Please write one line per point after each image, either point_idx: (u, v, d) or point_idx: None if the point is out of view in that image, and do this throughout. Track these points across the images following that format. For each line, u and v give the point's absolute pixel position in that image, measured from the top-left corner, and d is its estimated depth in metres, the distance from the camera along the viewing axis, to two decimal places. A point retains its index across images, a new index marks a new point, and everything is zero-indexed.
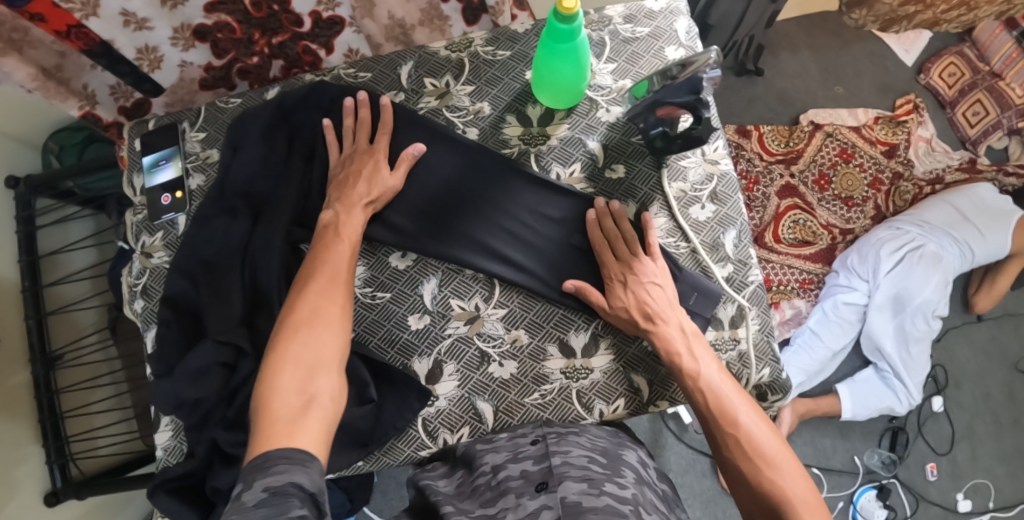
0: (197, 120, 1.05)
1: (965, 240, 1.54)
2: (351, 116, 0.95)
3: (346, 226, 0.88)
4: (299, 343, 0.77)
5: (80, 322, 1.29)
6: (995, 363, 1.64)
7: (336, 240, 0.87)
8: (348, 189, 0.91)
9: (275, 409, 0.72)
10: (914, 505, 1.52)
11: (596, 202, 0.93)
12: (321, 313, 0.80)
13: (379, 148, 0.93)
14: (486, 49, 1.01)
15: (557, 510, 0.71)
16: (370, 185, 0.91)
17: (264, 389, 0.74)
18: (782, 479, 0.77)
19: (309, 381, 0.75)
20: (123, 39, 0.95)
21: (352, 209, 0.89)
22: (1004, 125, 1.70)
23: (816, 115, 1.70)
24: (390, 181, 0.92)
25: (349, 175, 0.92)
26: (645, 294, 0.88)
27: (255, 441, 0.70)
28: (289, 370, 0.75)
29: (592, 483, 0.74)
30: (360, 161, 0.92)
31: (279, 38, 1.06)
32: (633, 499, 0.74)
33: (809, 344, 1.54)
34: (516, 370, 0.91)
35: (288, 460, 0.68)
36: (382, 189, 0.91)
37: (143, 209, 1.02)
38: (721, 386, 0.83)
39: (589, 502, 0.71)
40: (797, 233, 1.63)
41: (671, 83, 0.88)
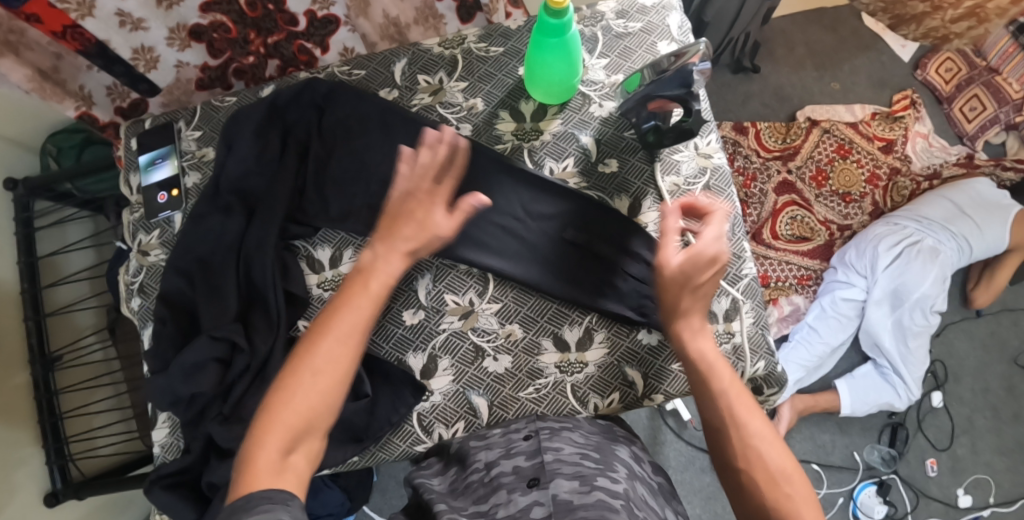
0: (193, 119, 1.05)
1: (962, 235, 1.54)
2: (429, 150, 0.87)
3: (375, 276, 0.83)
4: (292, 406, 0.74)
5: (79, 323, 1.29)
6: (994, 357, 1.64)
7: (359, 290, 0.82)
8: (395, 228, 0.85)
9: (258, 466, 0.70)
10: (914, 500, 1.52)
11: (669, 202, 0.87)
12: (325, 377, 0.76)
13: (442, 190, 0.86)
14: (478, 45, 1.01)
15: (548, 508, 0.70)
16: (419, 231, 0.85)
17: (250, 448, 0.72)
18: (797, 495, 0.74)
19: (292, 449, 0.73)
20: (118, 40, 0.95)
21: (390, 256, 0.83)
22: (1001, 120, 1.69)
23: (813, 111, 1.70)
24: (442, 228, 0.85)
25: (399, 217, 0.85)
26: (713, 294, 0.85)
27: (235, 487, 0.69)
28: (274, 435, 0.72)
29: (583, 479, 0.74)
30: (416, 201, 0.85)
31: (274, 37, 1.06)
32: (626, 494, 0.73)
33: (807, 340, 1.54)
34: (510, 364, 0.91)
35: (269, 501, 0.66)
36: (431, 235, 0.85)
37: (139, 207, 1.03)
38: (738, 393, 0.80)
39: (580, 499, 0.70)
40: (795, 229, 1.64)
41: (661, 77, 0.87)
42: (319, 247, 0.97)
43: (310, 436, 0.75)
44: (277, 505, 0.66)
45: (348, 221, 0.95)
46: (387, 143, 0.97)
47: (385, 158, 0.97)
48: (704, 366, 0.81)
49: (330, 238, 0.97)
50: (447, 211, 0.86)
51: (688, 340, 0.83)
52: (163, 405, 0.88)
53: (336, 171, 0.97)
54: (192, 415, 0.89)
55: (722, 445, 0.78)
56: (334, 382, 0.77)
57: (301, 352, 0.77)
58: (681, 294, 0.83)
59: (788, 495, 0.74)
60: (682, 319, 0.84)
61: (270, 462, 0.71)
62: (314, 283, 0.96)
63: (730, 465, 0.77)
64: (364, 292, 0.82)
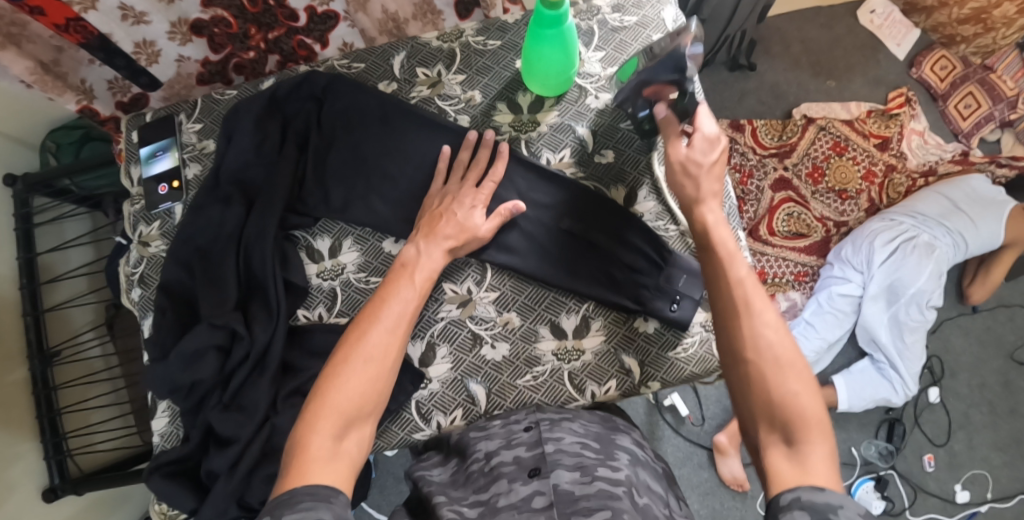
0: (193, 112, 1.07)
1: (958, 230, 1.55)
2: (470, 150, 0.95)
3: (420, 268, 0.87)
4: (345, 390, 0.76)
5: (74, 321, 1.30)
6: (990, 352, 1.65)
7: (405, 281, 0.86)
8: (437, 227, 0.90)
9: (311, 450, 0.72)
10: (911, 495, 1.53)
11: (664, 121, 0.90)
12: (376, 364, 0.78)
13: (485, 193, 0.92)
14: (476, 38, 1.03)
15: (549, 497, 0.71)
16: (460, 230, 0.89)
17: (302, 431, 0.73)
18: (790, 387, 0.72)
19: (344, 433, 0.74)
20: (120, 33, 0.96)
21: (434, 250, 0.88)
22: (995, 117, 1.71)
23: (808, 109, 1.71)
24: (481, 230, 0.90)
25: (439, 216, 0.91)
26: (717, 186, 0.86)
27: (284, 478, 0.71)
28: (326, 419, 0.74)
29: (584, 470, 0.74)
30: (458, 202, 0.91)
31: (275, 33, 1.07)
32: (627, 480, 0.73)
33: (803, 335, 1.55)
34: (508, 351, 0.92)
35: (312, 498, 0.68)
36: (471, 235, 0.90)
37: (140, 199, 1.05)
38: (752, 284, 0.77)
39: (582, 490, 0.71)
40: (792, 226, 1.65)
41: (655, 63, 0.88)
42: (319, 237, 0.98)
43: (361, 424, 0.76)
44: (320, 502, 0.67)
45: (348, 211, 0.97)
46: (387, 133, 0.98)
47: (385, 149, 0.98)
48: (722, 254, 0.80)
49: (329, 228, 0.98)
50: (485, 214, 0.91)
51: (710, 226, 0.83)
52: (163, 393, 0.89)
53: (335, 162, 0.98)
54: (192, 404, 0.90)
55: (731, 335, 0.76)
56: (384, 369, 0.79)
57: (352, 336, 0.80)
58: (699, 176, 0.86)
59: (794, 390, 0.72)
60: (703, 205, 0.85)
61: (325, 445, 0.73)
62: (314, 273, 0.97)
63: (736, 356, 0.75)
64: (410, 283, 0.85)
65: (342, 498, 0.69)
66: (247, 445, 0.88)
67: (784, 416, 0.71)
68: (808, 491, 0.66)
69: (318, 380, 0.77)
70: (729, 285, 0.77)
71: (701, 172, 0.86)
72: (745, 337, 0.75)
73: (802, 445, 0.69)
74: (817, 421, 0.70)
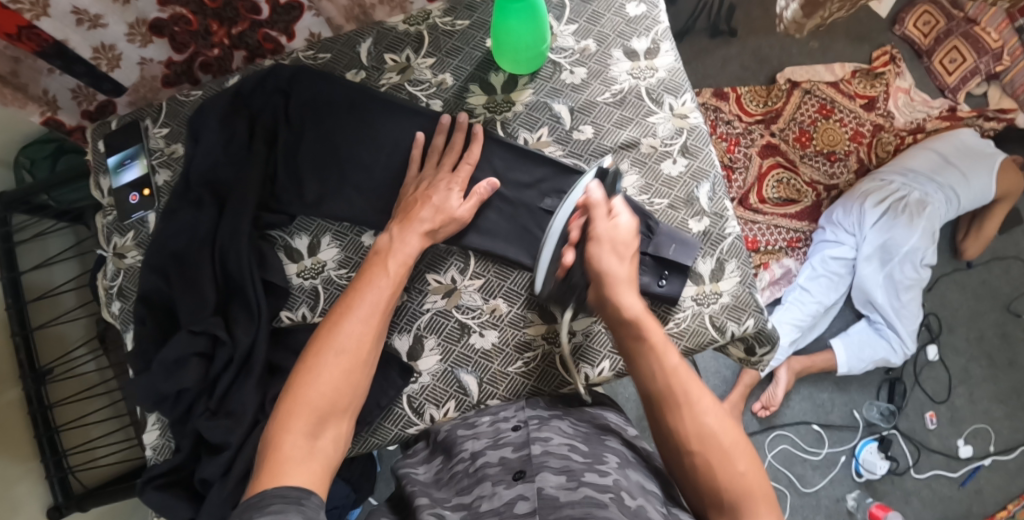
0: (159, 116, 1.04)
1: (949, 186, 1.52)
2: (444, 135, 0.93)
3: (397, 254, 0.87)
4: (316, 386, 0.77)
5: (68, 336, 1.27)
6: (986, 305, 1.62)
7: (387, 260, 0.86)
8: (412, 214, 0.89)
9: (285, 450, 0.72)
10: (915, 454, 1.53)
11: (591, 206, 0.86)
12: (349, 356, 0.80)
13: (460, 176, 0.91)
14: (444, 19, 1.00)
15: (533, 503, 0.68)
16: (436, 213, 0.89)
17: (274, 436, 0.73)
18: (736, 466, 0.74)
19: (319, 429, 0.75)
20: (77, 38, 0.93)
21: (407, 237, 0.87)
22: (981, 71, 1.66)
23: (793, 72, 1.67)
24: (458, 211, 0.89)
25: (415, 201, 0.90)
26: (628, 287, 0.84)
27: (258, 480, 0.70)
28: (300, 418, 0.75)
29: (570, 475, 0.71)
30: (433, 187, 0.90)
31: (238, 28, 1.01)
32: (614, 486, 0.70)
33: (799, 300, 1.52)
34: (497, 339, 0.91)
35: (283, 501, 0.67)
36: (449, 217, 0.89)
37: (112, 209, 1.02)
38: (686, 373, 0.80)
39: (567, 496, 0.68)
40: (781, 191, 1.62)
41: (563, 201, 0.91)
42: (297, 236, 0.96)
43: (338, 422, 0.77)
44: (290, 505, 0.67)
45: (324, 206, 0.95)
46: (361, 125, 0.96)
47: (361, 140, 0.96)
48: (652, 343, 0.81)
49: (307, 226, 0.96)
50: (462, 195, 0.91)
51: (640, 318, 0.82)
52: (149, 405, 0.88)
53: (306, 156, 0.96)
54: (179, 413, 0.89)
55: (671, 422, 0.78)
56: (357, 362, 0.80)
57: (324, 331, 0.81)
58: (614, 259, 0.85)
59: (742, 473, 0.74)
60: (620, 288, 0.84)
61: (300, 445, 0.73)
62: (293, 272, 0.95)
63: (680, 444, 0.77)
64: (385, 275, 0.85)
65: (314, 501, 0.68)
66: (238, 451, 0.86)
67: (733, 503, 0.73)
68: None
69: (291, 379, 0.78)
70: (665, 376, 0.80)
71: (621, 255, 0.85)
72: (687, 431, 0.77)
73: None
74: (763, 493, 0.74)
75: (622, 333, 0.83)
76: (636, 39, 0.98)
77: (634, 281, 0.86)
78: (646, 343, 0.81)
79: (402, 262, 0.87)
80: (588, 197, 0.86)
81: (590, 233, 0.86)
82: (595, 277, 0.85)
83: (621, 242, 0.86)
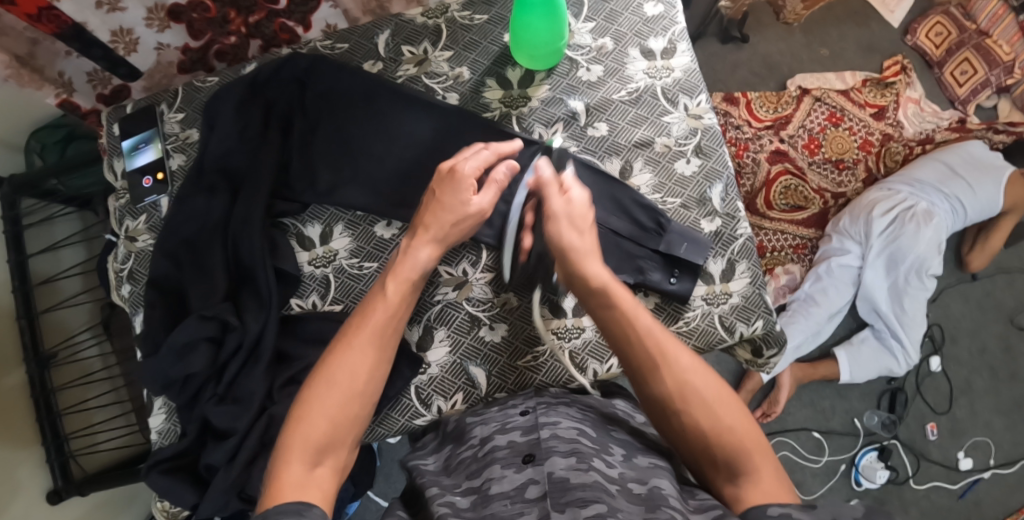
0: (175, 101, 1.04)
1: (955, 196, 1.51)
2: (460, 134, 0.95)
3: (404, 265, 0.85)
4: (312, 417, 0.74)
5: (69, 322, 1.25)
6: (989, 316, 1.62)
7: (389, 280, 0.84)
8: (426, 221, 0.86)
9: (286, 482, 0.69)
10: (915, 464, 1.53)
11: (544, 181, 0.87)
12: (343, 384, 0.76)
13: (465, 171, 0.86)
14: (462, 13, 1.00)
15: (542, 486, 0.68)
16: (453, 214, 0.86)
17: (275, 469, 0.70)
18: (726, 419, 0.74)
19: (319, 459, 0.72)
20: (95, 21, 0.92)
21: (420, 244, 0.85)
22: (992, 83, 1.66)
23: (802, 79, 1.68)
24: (477, 204, 0.86)
25: (428, 202, 0.87)
26: (591, 258, 0.84)
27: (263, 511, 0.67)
28: (298, 449, 0.71)
29: (579, 457, 0.71)
30: (450, 183, 0.86)
31: (256, 16, 1.02)
32: (621, 478, 0.70)
33: (804, 308, 1.52)
34: (507, 332, 0.91)
35: (282, 514, 0.65)
36: (467, 213, 0.86)
37: (125, 193, 1.02)
38: (661, 332, 0.79)
39: (577, 478, 0.67)
40: (789, 198, 1.60)
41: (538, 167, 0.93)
42: (309, 224, 0.96)
43: (335, 451, 0.74)
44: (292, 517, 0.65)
45: (336, 195, 0.95)
46: (378, 116, 0.96)
47: (377, 130, 0.96)
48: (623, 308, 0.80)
49: (319, 214, 0.96)
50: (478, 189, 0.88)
51: (609, 285, 0.82)
52: (156, 388, 0.88)
53: (320, 144, 0.96)
54: (187, 398, 0.89)
55: (661, 405, 0.76)
56: (352, 390, 0.76)
57: (321, 364, 0.77)
58: (574, 233, 0.85)
59: (732, 426, 0.73)
60: (585, 260, 0.84)
61: (298, 474, 0.70)
62: (305, 260, 0.95)
63: (667, 406, 0.76)
64: (384, 302, 0.82)
65: (314, 512, 0.66)
66: (244, 436, 0.87)
67: (728, 460, 0.72)
68: (799, 510, 0.64)
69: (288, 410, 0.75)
70: (641, 338, 0.78)
71: (581, 227, 0.85)
72: (670, 391, 0.76)
73: (748, 484, 0.70)
74: (758, 445, 0.72)
75: (592, 300, 0.83)
76: (653, 39, 0.99)
77: (597, 249, 0.86)
78: (617, 308, 0.80)
79: (404, 283, 0.84)
80: (539, 175, 0.87)
81: (545, 211, 0.86)
82: (560, 253, 0.84)
83: (578, 215, 0.85)
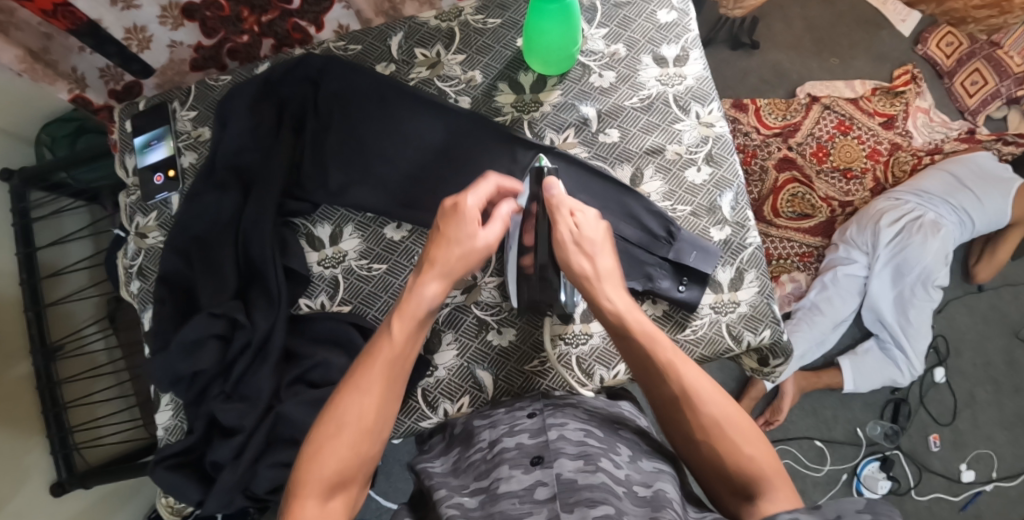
0: (187, 98, 1.04)
1: (962, 207, 1.51)
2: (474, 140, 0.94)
3: (409, 302, 0.78)
4: (326, 452, 0.71)
5: (76, 316, 1.25)
6: (995, 329, 1.62)
7: (394, 318, 0.77)
8: (431, 255, 0.80)
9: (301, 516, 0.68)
10: (917, 475, 1.52)
11: (554, 205, 0.83)
12: (354, 419, 0.73)
13: (469, 207, 0.81)
14: (476, 17, 1.00)
15: (552, 488, 0.68)
16: (461, 253, 0.80)
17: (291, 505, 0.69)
18: (747, 450, 0.72)
19: (334, 493, 0.70)
20: (110, 18, 0.93)
21: (424, 281, 0.79)
22: (1003, 94, 1.66)
23: (813, 87, 1.68)
24: (483, 241, 0.81)
25: (436, 237, 0.81)
26: (607, 282, 0.81)
27: None
28: (313, 485, 0.70)
29: (588, 459, 0.72)
30: (457, 221, 0.81)
31: (269, 16, 1.02)
32: (627, 480, 0.71)
33: (809, 316, 1.52)
34: (514, 337, 0.92)
35: None
36: (474, 252, 0.81)
37: (136, 189, 1.03)
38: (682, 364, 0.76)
39: (585, 480, 0.68)
40: (796, 206, 1.60)
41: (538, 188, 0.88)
42: (319, 225, 0.96)
43: (348, 487, 0.72)
44: None
45: (347, 195, 0.95)
46: (391, 118, 0.96)
47: (389, 132, 0.96)
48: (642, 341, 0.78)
49: (329, 215, 0.97)
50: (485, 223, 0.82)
51: (623, 312, 0.79)
52: (164, 385, 0.88)
53: (331, 143, 0.96)
54: (194, 395, 0.90)
55: (682, 436, 0.75)
56: (364, 425, 0.73)
57: (331, 401, 0.73)
58: (592, 256, 0.81)
59: (753, 458, 0.71)
60: (602, 285, 0.81)
61: (313, 510, 0.69)
62: (315, 261, 0.95)
63: (688, 437, 0.74)
64: (389, 343, 0.76)
65: None
66: (251, 435, 0.87)
67: (749, 492, 0.70)
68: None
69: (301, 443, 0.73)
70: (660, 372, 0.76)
71: (598, 248, 0.82)
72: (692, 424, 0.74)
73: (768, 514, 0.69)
74: (778, 474, 0.71)
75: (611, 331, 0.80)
76: (666, 46, 0.99)
77: (616, 271, 0.83)
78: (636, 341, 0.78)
79: (410, 322, 0.77)
80: (550, 195, 0.83)
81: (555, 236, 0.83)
82: (578, 277, 0.82)
83: (589, 235, 0.82)
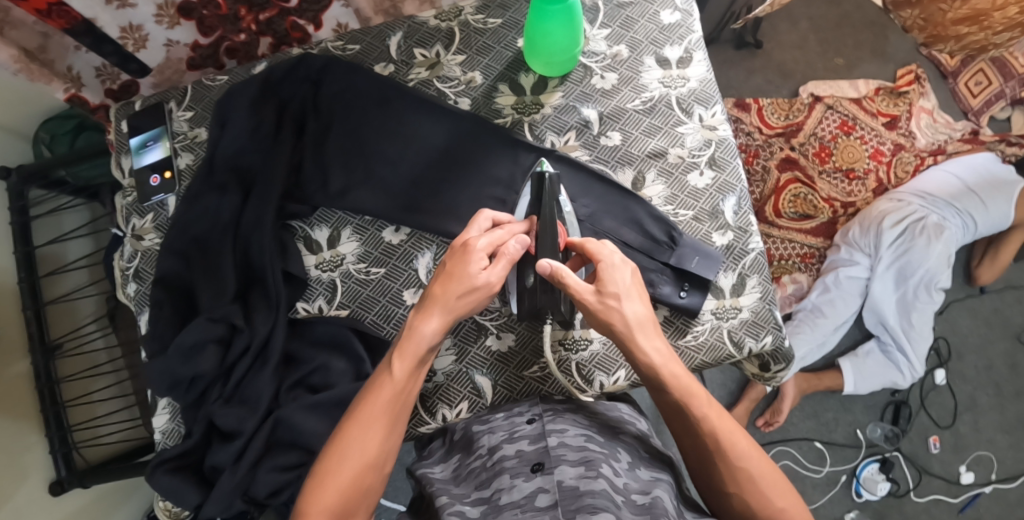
0: (184, 98, 1.03)
1: (967, 211, 1.50)
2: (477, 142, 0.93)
3: (411, 339, 0.77)
4: (331, 493, 0.70)
5: (78, 312, 1.25)
6: (997, 332, 1.61)
7: (395, 357, 0.76)
8: (435, 292, 0.79)
9: None
10: (917, 478, 1.52)
11: (556, 272, 0.78)
12: (361, 460, 0.72)
13: (476, 244, 0.80)
14: (476, 17, 0.99)
15: (553, 496, 0.67)
16: (465, 290, 0.78)
17: None
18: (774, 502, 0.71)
19: None
20: (106, 17, 0.92)
21: (426, 317, 0.78)
22: (1006, 94, 1.65)
23: (815, 87, 1.66)
24: (488, 279, 0.79)
25: (440, 276, 0.80)
26: (640, 329, 0.77)
27: None
28: None
29: (589, 465, 0.71)
30: (461, 258, 0.79)
31: (267, 14, 1.01)
32: (626, 488, 0.70)
33: (811, 318, 1.51)
34: (514, 342, 0.91)
35: None
36: (478, 288, 0.79)
37: (132, 191, 1.02)
38: (717, 416, 0.74)
39: (586, 486, 0.67)
40: (798, 207, 1.59)
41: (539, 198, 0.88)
42: (317, 227, 0.95)
43: None
44: None
45: (349, 196, 0.94)
46: (394, 120, 0.95)
47: (390, 134, 0.95)
48: (678, 391, 0.75)
49: (327, 217, 0.96)
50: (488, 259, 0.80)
51: (658, 365, 0.76)
52: (162, 389, 0.88)
53: (332, 144, 0.95)
54: (192, 398, 0.89)
55: (711, 483, 0.73)
56: (368, 465, 0.72)
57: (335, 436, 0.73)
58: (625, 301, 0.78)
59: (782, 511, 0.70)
60: (638, 333, 0.77)
61: None
62: (312, 264, 0.94)
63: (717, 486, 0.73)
64: (390, 380, 0.75)
65: None
66: (250, 439, 0.86)
67: None
68: None
69: (306, 483, 0.71)
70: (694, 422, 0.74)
71: (631, 295, 0.79)
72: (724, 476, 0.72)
73: None
74: None
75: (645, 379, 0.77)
76: (669, 47, 0.97)
77: (653, 318, 0.79)
78: (671, 391, 0.75)
79: (410, 361, 0.76)
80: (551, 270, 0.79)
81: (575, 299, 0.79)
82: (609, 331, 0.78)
83: (610, 279, 0.79)
